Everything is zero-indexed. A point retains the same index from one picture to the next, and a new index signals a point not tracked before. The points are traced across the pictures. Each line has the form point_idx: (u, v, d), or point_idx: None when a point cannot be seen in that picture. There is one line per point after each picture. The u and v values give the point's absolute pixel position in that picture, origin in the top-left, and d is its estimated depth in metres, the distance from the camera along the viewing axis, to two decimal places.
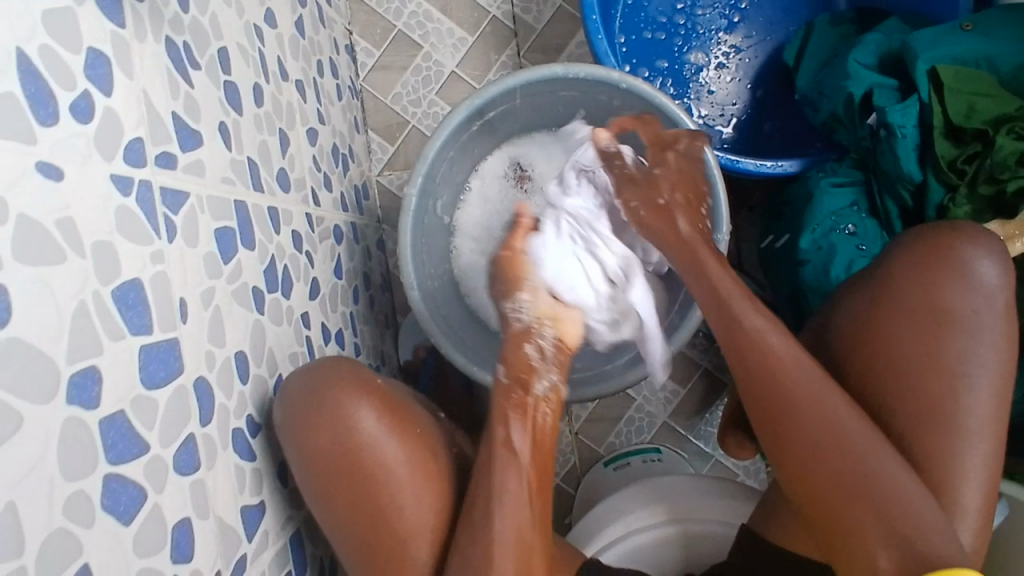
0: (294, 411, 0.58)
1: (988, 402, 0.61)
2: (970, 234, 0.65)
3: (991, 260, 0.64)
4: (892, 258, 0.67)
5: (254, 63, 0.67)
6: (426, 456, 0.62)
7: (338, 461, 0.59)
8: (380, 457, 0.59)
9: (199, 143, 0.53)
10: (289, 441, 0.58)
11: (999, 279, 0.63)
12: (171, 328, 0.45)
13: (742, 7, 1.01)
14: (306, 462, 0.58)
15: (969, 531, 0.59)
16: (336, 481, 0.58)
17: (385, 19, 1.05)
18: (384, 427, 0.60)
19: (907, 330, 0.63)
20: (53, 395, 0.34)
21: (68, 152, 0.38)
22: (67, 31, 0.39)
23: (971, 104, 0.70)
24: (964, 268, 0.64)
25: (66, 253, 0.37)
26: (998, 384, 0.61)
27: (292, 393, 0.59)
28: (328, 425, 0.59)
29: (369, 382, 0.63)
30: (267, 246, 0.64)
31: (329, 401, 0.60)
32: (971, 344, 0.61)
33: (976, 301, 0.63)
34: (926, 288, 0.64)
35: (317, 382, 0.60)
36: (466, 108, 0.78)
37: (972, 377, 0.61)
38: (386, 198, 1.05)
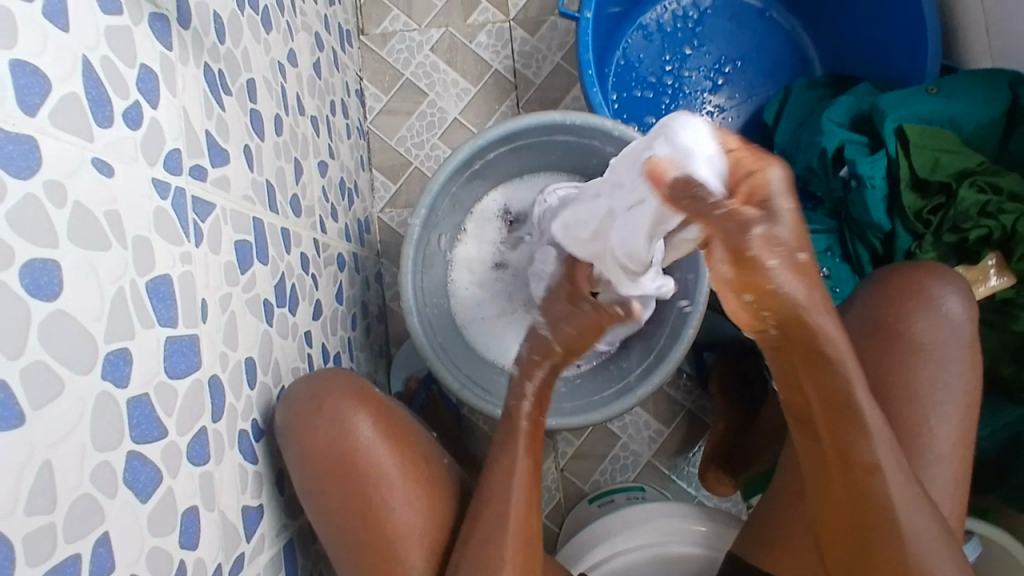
0: (295, 414, 0.61)
1: (957, 427, 0.63)
2: (942, 273, 0.67)
3: (959, 295, 0.66)
4: (867, 295, 0.69)
5: (277, 95, 0.72)
6: (416, 459, 0.67)
7: (333, 466, 0.62)
8: (375, 463, 0.64)
9: (227, 160, 0.57)
10: (290, 445, 0.62)
11: (964, 312, 0.65)
12: (193, 325, 0.48)
13: (726, 71, 1.09)
14: (305, 465, 0.62)
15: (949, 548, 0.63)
16: (332, 485, 0.62)
17: (394, 68, 1.12)
18: (377, 431, 0.65)
19: (889, 364, 0.65)
20: (91, 368, 0.37)
21: (118, 152, 0.42)
22: (125, 48, 0.44)
23: (935, 159, 0.76)
24: (931, 304, 0.66)
25: (111, 242, 0.40)
26: (965, 411, 0.64)
27: (296, 399, 0.62)
28: (325, 429, 0.63)
29: (363, 389, 0.67)
30: (279, 263, 0.67)
31: (329, 407, 0.64)
32: (941, 375, 0.64)
33: (946, 333, 0.65)
34: (903, 323, 0.66)
35: (317, 388, 0.64)
36: (469, 147, 0.83)
37: (942, 405, 0.63)
38: (386, 234, 1.09)
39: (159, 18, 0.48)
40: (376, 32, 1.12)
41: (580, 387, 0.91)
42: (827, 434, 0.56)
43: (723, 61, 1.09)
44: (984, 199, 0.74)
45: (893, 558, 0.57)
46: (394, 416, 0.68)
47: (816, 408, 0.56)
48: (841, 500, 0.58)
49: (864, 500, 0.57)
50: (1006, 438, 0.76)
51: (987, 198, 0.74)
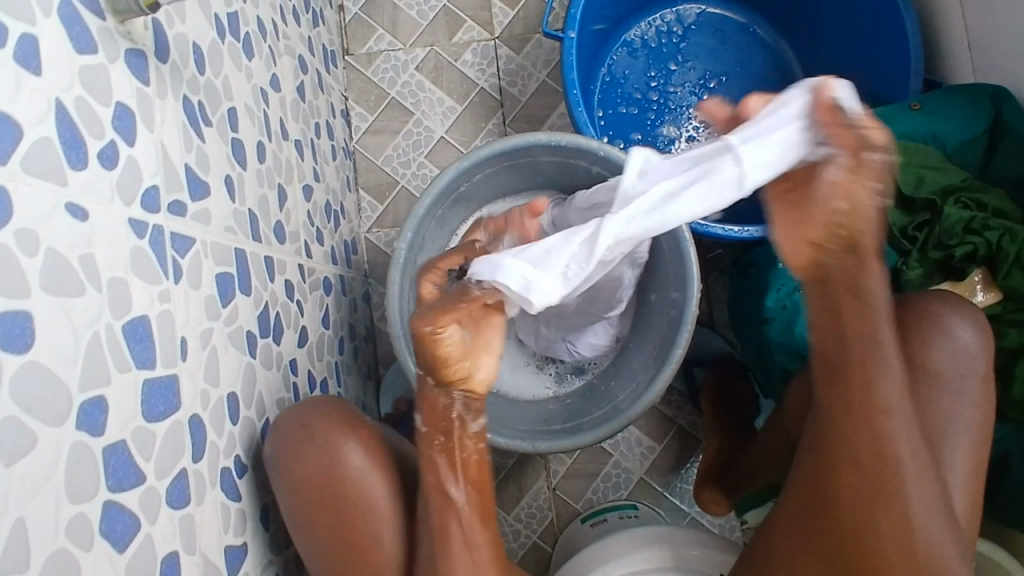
0: (285, 439, 0.61)
1: (971, 453, 0.64)
2: (952, 299, 0.67)
3: (974, 325, 0.66)
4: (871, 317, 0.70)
5: (259, 121, 0.72)
6: (405, 489, 0.65)
7: (324, 493, 0.61)
8: (366, 493, 0.63)
9: (207, 193, 0.57)
10: (279, 470, 0.61)
11: (977, 341, 0.66)
12: (172, 364, 0.48)
13: (711, 87, 1.10)
14: (295, 492, 0.61)
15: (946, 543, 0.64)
16: (322, 512, 0.61)
17: (380, 87, 1.11)
18: (370, 463, 0.64)
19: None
20: (64, 420, 0.37)
21: (94, 195, 0.41)
22: (100, 86, 0.43)
23: (919, 176, 0.77)
24: (945, 333, 0.66)
25: (86, 287, 0.39)
26: (976, 442, 0.64)
27: (285, 426, 0.62)
28: (314, 455, 0.62)
29: (355, 418, 0.66)
30: (263, 292, 0.66)
31: (319, 433, 0.63)
32: (952, 404, 0.64)
33: (960, 363, 0.65)
34: (918, 351, 0.65)
35: (307, 418, 0.63)
36: (455, 168, 0.83)
37: (955, 437, 0.64)
38: (374, 254, 1.08)
39: (136, 54, 0.48)
40: (361, 52, 1.11)
41: (570, 407, 0.90)
42: (853, 381, 0.57)
43: (708, 76, 1.10)
44: (968, 215, 0.74)
45: (893, 535, 0.57)
46: (387, 443, 0.67)
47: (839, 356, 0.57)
48: (852, 452, 0.58)
49: (873, 459, 0.57)
50: (997, 454, 0.76)
51: (971, 215, 0.74)
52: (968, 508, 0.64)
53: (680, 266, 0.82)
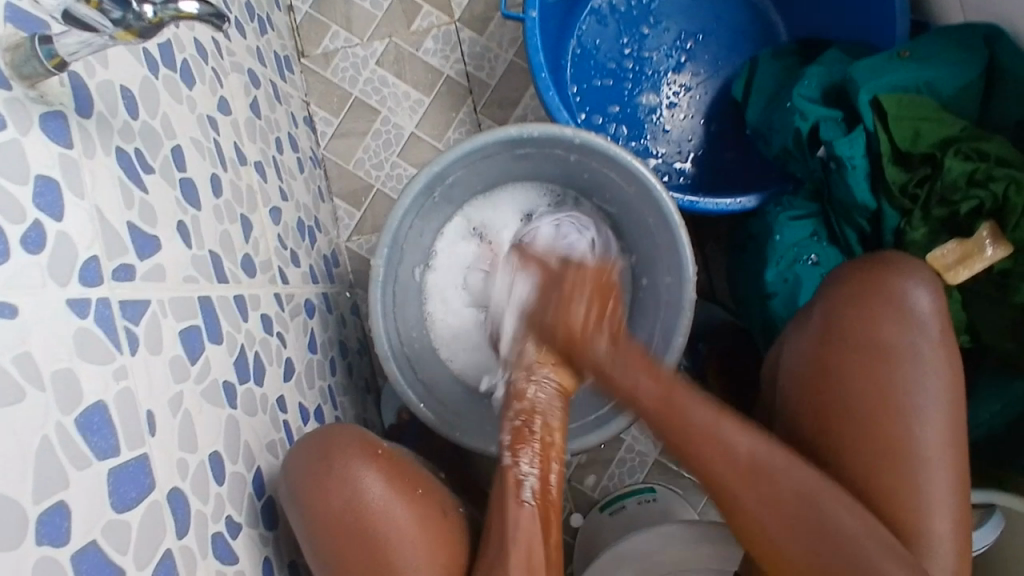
0: (302, 474, 0.61)
1: (941, 424, 0.62)
2: (901, 265, 0.67)
3: (927, 288, 0.66)
4: (838, 278, 0.69)
5: (210, 153, 0.67)
6: (430, 513, 0.64)
7: (347, 526, 0.60)
8: (391, 519, 0.61)
9: (158, 247, 0.53)
10: (299, 511, 0.61)
11: (932, 308, 0.65)
12: (140, 443, 0.45)
13: (688, 48, 1.04)
14: (317, 530, 0.60)
15: (941, 532, 0.61)
16: (350, 545, 0.60)
17: (341, 87, 1.06)
18: (388, 490, 0.62)
19: (849, 365, 0.64)
20: (23, 538, 0.35)
21: (21, 286, 0.38)
22: (13, 164, 0.40)
23: (916, 129, 0.73)
24: (902, 301, 0.65)
25: (25, 391, 0.36)
26: (950, 410, 0.63)
27: (297, 464, 0.62)
28: (336, 488, 0.61)
29: (373, 443, 0.65)
30: (237, 336, 0.63)
31: (338, 466, 0.62)
32: (916, 376, 0.63)
33: (915, 334, 0.64)
34: (870, 324, 0.65)
35: (325, 446, 0.63)
36: (426, 175, 0.78)
37: (924, 410, 0.62)
38: (357, 263, 1.05)
39: (53, 117, 0.44)
40: (317, 52, 1.06)
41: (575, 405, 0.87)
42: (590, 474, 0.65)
43: (683, 37, 1.04)
44: (970, 167, 0.70)
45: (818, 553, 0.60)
46: (406, 467, 0.66)
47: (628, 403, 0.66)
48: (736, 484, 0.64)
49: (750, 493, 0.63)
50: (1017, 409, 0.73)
51: (974, 165, 0.70)
52: (953, 483, 0.62)
53: (674, 250, 0.79)
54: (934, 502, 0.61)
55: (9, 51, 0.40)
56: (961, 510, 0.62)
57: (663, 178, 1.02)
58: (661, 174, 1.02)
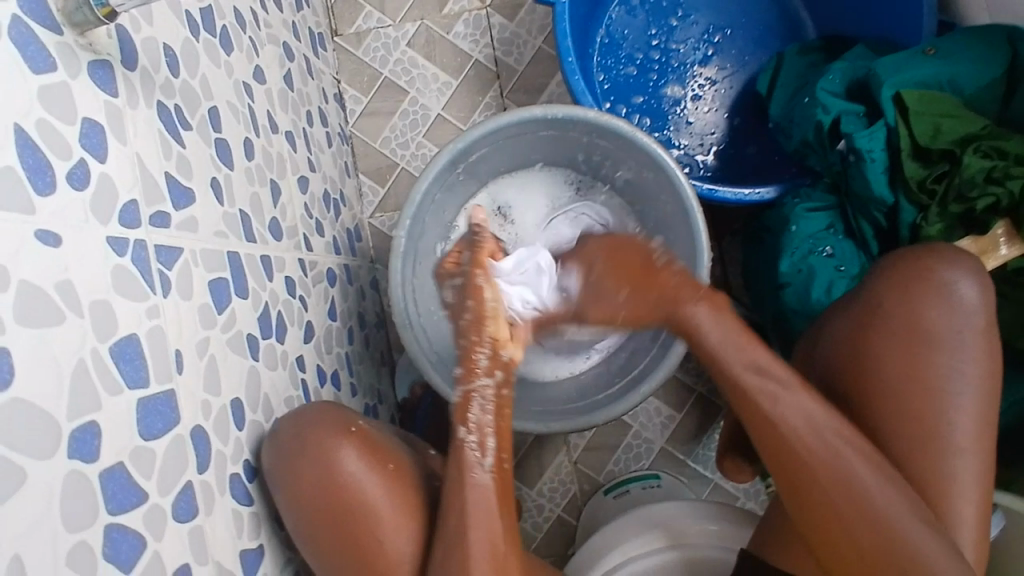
0: (283, 453, 0.59)
1: (974, 411, 0.63)
2: (948, 254, 0.67)
3: (973, 279, 0.66)
4: (880, 270, 0.69)
5: (244, 118, 0.70)
6: (405, 487, 0.64)
7: (321, 500, 0.60)
8: (365, 495, 0.61)
9: (192, 200, 0.56)
10: (277, 486, 0.60)
11: (978, 297, 0.66)
12: (167, 379, 0.47)
13: (715, 41, 1.05)
14: (294, 503, 0.59)
15: (966, 522, 0.62)
16: (320, 518, 0.60)
17: (372, 67, 1.08)
18: (365, 465, 0.62)
19: (888, 349, 0.65)
20: (54, 451, 0.37)
21: (66, 218, 0.40)
22: (64, 105, 0.42)
23: (937, 125, 0.73)
24: (945, 288, 0.66)
25: (65, 314, 0.39)
26: (979, 397, 0.64)
27: (281, 439, 0.60)
28: (310, 466, 0.60)
29: (348, 421, 0.65)
30: (261, 293, 0.66)
31: (314, 443, 0.61)
32: (954, 360, 0.64)
33: (961, 320, 0.65)
34: (909, 310, 0.66)
35: (309, 420, 0.62)
36: (449, 151, 0.80)
37: (957, 396, 0.63)
38: (378, 239, 1.07)
39: (101, 66, 0.46)
40: (350, 32, 1.08)
41: (587, 386, 0.89)
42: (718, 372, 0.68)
43: (711, 31, 1.05)
44: (989, 165, 0.71)
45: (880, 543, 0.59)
46: (383, 443, 0.66)
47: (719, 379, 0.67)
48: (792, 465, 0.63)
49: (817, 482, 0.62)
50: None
51: (993, 163, 0.71)
52: (980, 474, 0.63)
53: (689, 238, 0.80)
54: (962, 489, 0.63)
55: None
56: (983, 500, 0.63)
57: (685, 169, 1.03)
58: (682, 165, 1.03)
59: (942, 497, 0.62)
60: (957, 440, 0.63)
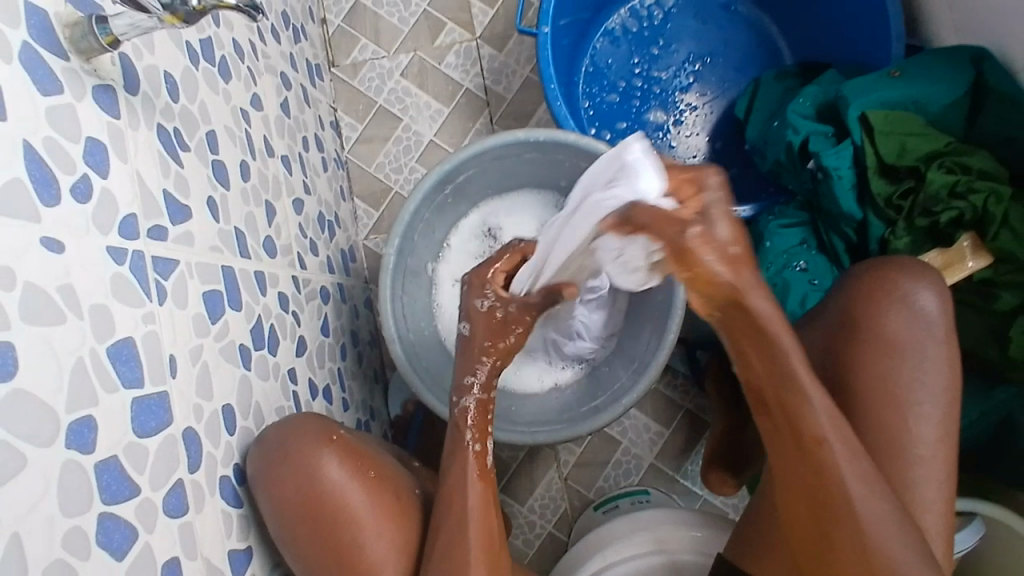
0: (265, 459, 0.61)
1: (937, 418, 0.66)
2: (910, 268, 0.70)
3: (934, 291, 0.69)
4: (851, 278, 0.72)
5: (241, 141, 0.74)
6: (386, 493, 0.66)
7: (305, 508, 0.62)
8: (349, 502, 0.63)
9: (189, 215, 0.59)
10: (261, 491, 0.61)
11: (938, 307, 0.68)
12: (161, 382, 0.50)
13: (696, 69, 1.09)
14: (277, 509, 0.61)
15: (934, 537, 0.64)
16: (302, 524, 0.62)
17: (367, 96, 1.13)
18: (347, 472, 0.64)
19: (859, 359, 0.68)
20: (53, 440, 0.39)
21: (70, 227, 0.44)
22: (70, 124, 0.46)
23: (902, 144, 0.77)
24: (908, 303, 0.68)
25: (67, 315, 0.42)
26: (944, 406, 0.66)
27: (264, 447, 0.62)
28: (293, 474, 0.62)
29: (328, 430, 0.66)
30: (254, 307, 0.69)
31: (297, 451, 0.63)
32: (916, 372, 0.66)
33: (920, 330, 0.67)
34: (874, 320, 0.68)
35: (294, 426, 0.64)
36: (435, 173, 0.84)
37: (920, 405, 0.66)
38: (372, 260, 1.11)
39: (104, 90, 0.50)
40: (347, 63, 1.14)
41: (573, 398, 0.91)
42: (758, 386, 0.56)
43: (692, 59, 1.10)
44: (953, 179, 0.74)
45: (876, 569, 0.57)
46: (364, 452, 0.68)
47: (767, 388, 0.55)
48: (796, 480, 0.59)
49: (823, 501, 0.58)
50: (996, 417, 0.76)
51: (956, 178, 0.74)
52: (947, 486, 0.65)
53: None
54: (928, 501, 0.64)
55: (69, 28, 0.47)
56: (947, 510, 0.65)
57: None
58: None
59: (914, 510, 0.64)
60: (920, 450, 0.65)
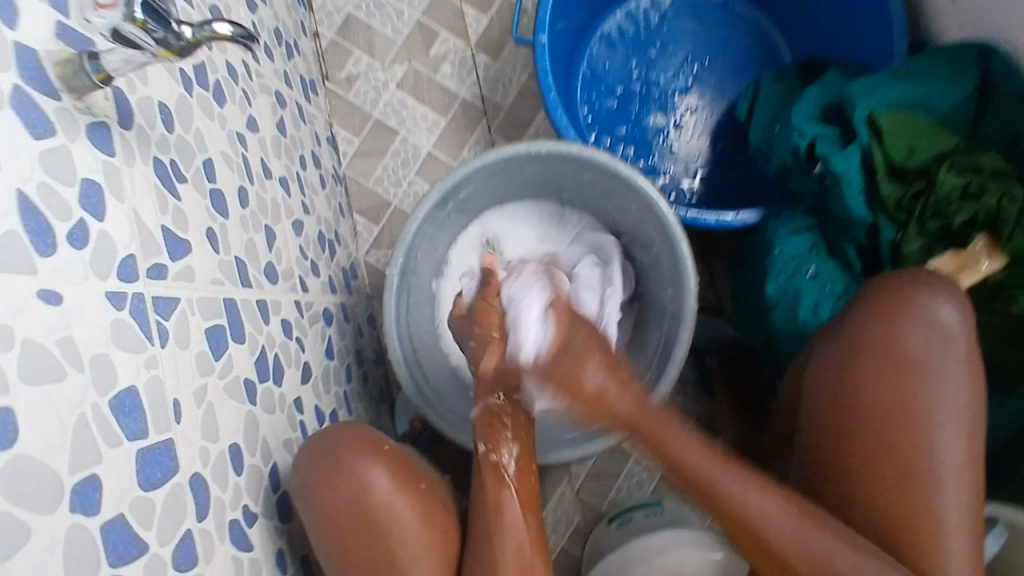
0: (312, 472, 0.61)
1: (964, 433, 0.64)
2: (925, 281, 0.68)
3: (953, 303, 0.67)
4: (864, 295, 0.70)
5: (238, 166, 0.72)
6: (433, 506, 0.66)
7: (350, 519, 0.62)
8: (396, 515, 0.63)
9: (188, 250, 0.57)
10: (306, 506, 0.62)
11: (960, 320, 0.66)
12: (166, 429, 0.49)
13: (694, 70, 1.08)
14: (323, 522, 0.62)
15: (959, 555, 0.63)
16: (350, 533, 0.62)
17: (363, 109, 1.11)
18: (394, 485, 0.64)
19: (871, 376, 0.67)
20: (58, 506, 0.38)
21: (68, 277, 0.42)
22: (65, 168, 0.44)
23: (911, 145, 0.75)
24: (926, 316, 0.67)
25: (67, 370, 0.40)
26: (968, 427, 0.65)
27: (310, 459, 0.62)
28: (343, 485, 0.62)
29: (378, 441, 0.67)
30: (258, 337, 0.67)
31: (344, 463, 0.63)
32: (938, 391, 0.65)
33: (939, 346, 0.66)
34: (892, 339, 0.67)
35: (342, 434, 0.65)
36: (437, 191, 0.82)
37: (943, 423, 0.64)
38: (374, 276, 1.09)
39: (99, 127, 0.48)
40: (341, 76, 1.12)
41: None
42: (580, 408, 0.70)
43: (691, 60, 1.08)
44: (964, 181, 0.73)
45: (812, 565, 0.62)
46: (410, 466, 0.68)
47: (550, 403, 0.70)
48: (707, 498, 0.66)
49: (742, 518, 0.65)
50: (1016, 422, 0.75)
51: (968, 179, 0.73)
52: (972, 506, 0.64)
53: (675, 262, 0.82)
54: (951, 520, 0.63)
55: (59, 65, 0.45)
56: (976, 531, 0.64)
57: (671, 195, 1.05)
58: (668, 193, 1.05)
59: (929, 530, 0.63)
60: (944, 471, 0.63)
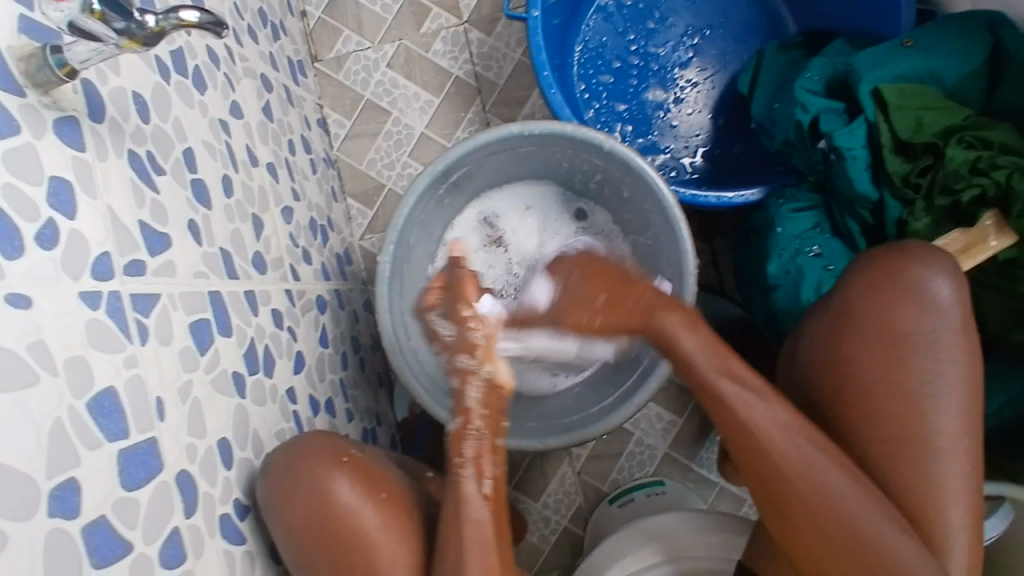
0: (273, 486, 0.60)
1: (959, 406, 0.63)
2: (921, 256, 0.67)
3: (946, 279, 0.66)
4: (850, 278, 0.68)
5: (222, 155, 0.70)
6: (397, 512, 0.64)
7: (317, 530, 0.61)
8: (362, 523, 0.62)
9: (169, 244, 0.56)
10: (272, 520, 0.61)
11: (953, 296, 0.65)
12: (149, 428, 0.48)
13: (695, 42, 1.05)
14: (290, 535, 0.61)
15: (959, 517, 0.62)
16: (316, 544, 0.61)
17: (353, 90, 1.09)
18: (358, 493, 0.63)
19: (869, 352, 0.65)
20: (33, 512, 0.38)
21: (39, 280, 0.41)
22: (29, 166, 0.43)
23: (918, 119, 0.73)
24: (921, 291, 0.65)
25: (38, 374, 0.40)
26: (962, 401, 0.64)
27: (274, 470, 0.61)
28: (304, 497, 0.61)
29: (339, 449, 0.65)
30: (247, 329, 0.66)
31: (308, 474, 0.61)
32: (931, 362, 0.64)
33: (933, 320, 0.65)
34: (887, 312, 0.65)
35: (297, 454, 0.62)
36: (429, 173, 0.80)
37: (937, 396, 0.63)
38: (369, 261, 1.08)
39: (66, 122, 0.47)
40: (330, 56, 1.09)
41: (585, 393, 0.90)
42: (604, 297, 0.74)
43: (691, 32, 1.05)
44: (973, 155, 0.71)
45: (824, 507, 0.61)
46: (374, 470, 0.66)
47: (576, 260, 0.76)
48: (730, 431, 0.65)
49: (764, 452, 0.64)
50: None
51: (977, 153, 0.70)
52: (970, 472, 0.63)
53: (676, 245, 0.80)
54: (948, 487, 0.62)
55: (23, 61, 0.43)
56: (975, 497, 0.63)
57: (671, 172, 1.02)
58: (668, 170, 1.02)
59: (928, 496, 0.62)
60: (941, 441, 0.63)
